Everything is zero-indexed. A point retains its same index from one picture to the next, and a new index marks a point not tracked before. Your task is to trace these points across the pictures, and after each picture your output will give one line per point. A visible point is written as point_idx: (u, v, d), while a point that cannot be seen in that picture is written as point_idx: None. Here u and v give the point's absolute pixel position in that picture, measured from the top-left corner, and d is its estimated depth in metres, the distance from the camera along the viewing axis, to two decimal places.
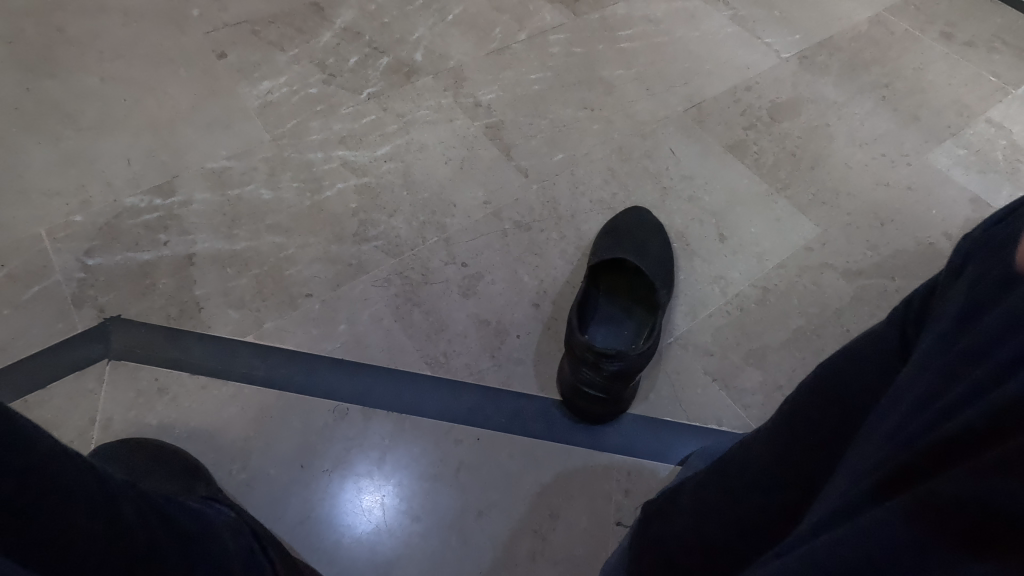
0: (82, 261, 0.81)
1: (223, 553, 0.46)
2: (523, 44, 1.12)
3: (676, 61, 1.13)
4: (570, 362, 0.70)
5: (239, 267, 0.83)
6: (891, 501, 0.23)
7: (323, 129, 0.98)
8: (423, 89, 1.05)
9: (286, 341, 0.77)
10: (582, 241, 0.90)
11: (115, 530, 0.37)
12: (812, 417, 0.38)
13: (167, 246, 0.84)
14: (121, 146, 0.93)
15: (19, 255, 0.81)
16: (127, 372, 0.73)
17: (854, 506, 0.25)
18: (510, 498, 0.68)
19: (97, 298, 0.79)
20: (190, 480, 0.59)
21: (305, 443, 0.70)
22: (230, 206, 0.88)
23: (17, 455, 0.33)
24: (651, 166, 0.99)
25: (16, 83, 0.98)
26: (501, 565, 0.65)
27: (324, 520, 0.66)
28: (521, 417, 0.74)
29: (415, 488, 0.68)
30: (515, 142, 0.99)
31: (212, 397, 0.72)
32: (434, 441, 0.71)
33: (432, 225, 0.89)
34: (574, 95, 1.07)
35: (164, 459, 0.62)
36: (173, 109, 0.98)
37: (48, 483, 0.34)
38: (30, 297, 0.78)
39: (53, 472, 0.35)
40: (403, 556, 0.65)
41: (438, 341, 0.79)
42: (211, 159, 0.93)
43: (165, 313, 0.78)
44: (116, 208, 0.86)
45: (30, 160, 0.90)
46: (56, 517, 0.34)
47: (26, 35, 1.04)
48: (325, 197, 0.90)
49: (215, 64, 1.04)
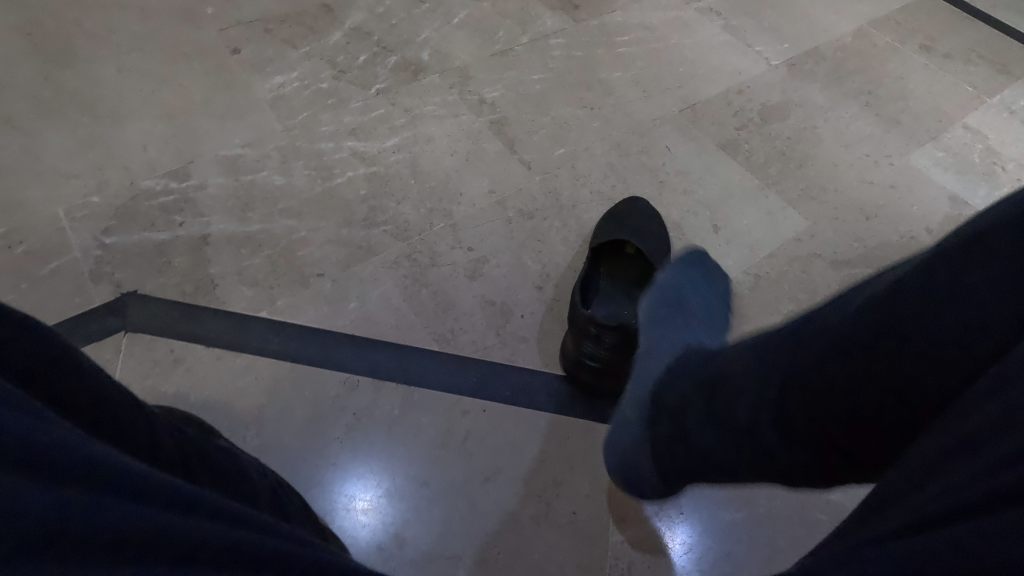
0: (100, 240, 0.84)
1: (250, 475, 0.50)
2: (526, 46, 1.16)
3: (671, 66, 1.19)
4: (574, 336, 0.73)
5: (253, 247, 0.86)
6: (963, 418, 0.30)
7: (334, 121, 1.01)
8: (430, 86, 1.08)
9: (299, 317, 0.80)
10: (583, 230, 0.94)
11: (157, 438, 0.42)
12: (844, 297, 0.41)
13: (182, 227, 0.86)
14: (137, 133, 0.94)
15: (37, 233, 0.83)
16: (143, 343, 0.76)
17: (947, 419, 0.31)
18: (515, 465, 0.72)
19: (114, 274, 0.81)
20: (209, 434, 0.63)
21: (317, 411, 0.73)
22: (244, 190, 0.91)
23: (74, 362, 0.39)
24: (648, 162, 1.04)
25: (28, 67, 0.98)
26: (507, 527, 0.68)
27: (336, 483, 0.69)
28: (524, 391, 0.78)
29: (424, 455, 0.72)
30: (518, 137, 1.03)
31: (227, 367, 0.75)
32: (442, 412, 0.75)
33: (439, 212, 0.93)
34: (575, 95, 1.11)
35: (182, 414, 0.65)
36: (187, 98, 0.99)
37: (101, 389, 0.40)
38: (49, 272, 0.80)
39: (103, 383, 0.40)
40: (412, 519, 0.68)
41: (445, 319, 0.82)
42: (225, 147, 0.95)
43: (181, 289, 0.81)
44: (132, 190, 0.89)
45: (47, 143, 0.91)
46: (111, 413, 0.39)
47: (37, 21, 1.04)
48: (336, 184, 0.93)
49: (229, 59, 1.06)
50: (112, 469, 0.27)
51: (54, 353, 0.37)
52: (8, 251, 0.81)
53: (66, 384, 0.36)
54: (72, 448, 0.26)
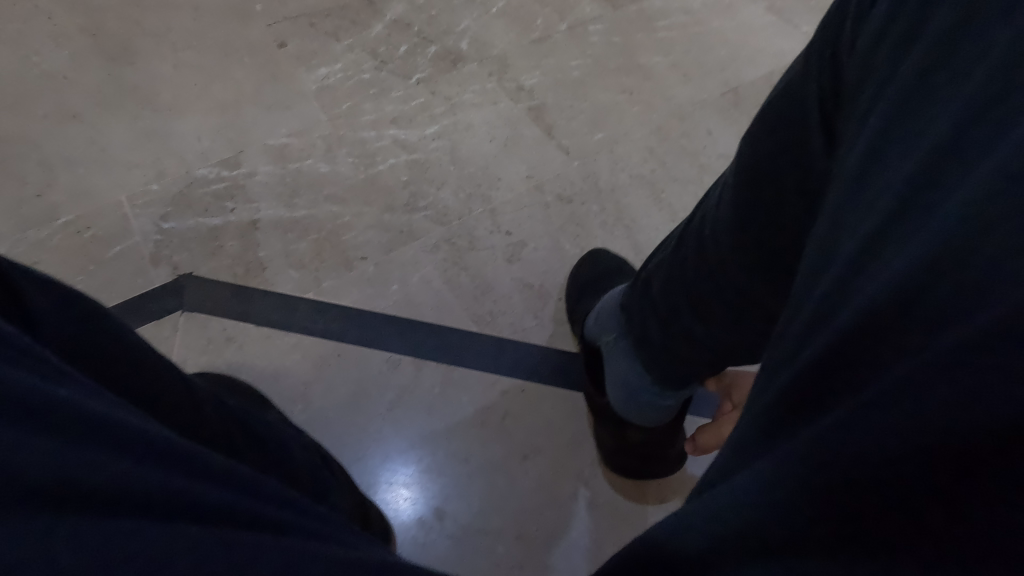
0: (159, 225, 0.88)
1: (289, 452, 0.52)
2: (565, 33, 1.15)
3: (713, 49, 1.16)
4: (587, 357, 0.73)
5: (300, 232, 0.89)
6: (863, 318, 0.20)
7: (376, 110, 1.02)
8: (468, 74, 1.08)
9: (344, 298, 0.84)
10: (621, 215, 0.96)
11: (201, 416, 0.44)
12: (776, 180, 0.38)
13: (234, 213, 0.90)
14: (192, 124, 0.98)
15: (102, 219, 0.89)
16: (199, 322, 0.81)
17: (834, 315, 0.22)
18: (552, 445, 0.75)
19: (172, 257, 0.86)
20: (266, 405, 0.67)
21: (361, 389, 0.77)
22: (291, 177, 0.94)
23: (125, 338, 0.40)
24: (689, 146, 1.03)
25: (86, 61, 1.02)
26: (545, 505, 0.71)
27: (379, 457, 0.73)
28: (560, 372, 0.80)
29: (463, 433, 0.75)
30: (556, 123, 1.03)
31: (277, 345, 0.80)
32: (481, 391, 0.78)
33: (478, 197, 0.94)
34: (614, 80, 1.10)
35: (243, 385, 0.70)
36: (236, 91, 1.02)
37: (150, 365, 0.42)
38: (113, 255, 0.86)
39: (152, 359, 0.42)
40: (452, 494, 0.71)
41: (483, 301, 0.84)
42: (273, 136, 0.98)
43: (233, 271, 0.85)
44: (188, 178, 0.93)
45: (111, 136, 0.96)
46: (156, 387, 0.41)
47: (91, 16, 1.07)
48: (378, 171, 0.96)
49: (276, 53, 1.07)
50: (141, 438, 0.26)
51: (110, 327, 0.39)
52: (77, 236, 0.87)
53: (113, 354, 0.38)
54: (97, 415, 0.25)
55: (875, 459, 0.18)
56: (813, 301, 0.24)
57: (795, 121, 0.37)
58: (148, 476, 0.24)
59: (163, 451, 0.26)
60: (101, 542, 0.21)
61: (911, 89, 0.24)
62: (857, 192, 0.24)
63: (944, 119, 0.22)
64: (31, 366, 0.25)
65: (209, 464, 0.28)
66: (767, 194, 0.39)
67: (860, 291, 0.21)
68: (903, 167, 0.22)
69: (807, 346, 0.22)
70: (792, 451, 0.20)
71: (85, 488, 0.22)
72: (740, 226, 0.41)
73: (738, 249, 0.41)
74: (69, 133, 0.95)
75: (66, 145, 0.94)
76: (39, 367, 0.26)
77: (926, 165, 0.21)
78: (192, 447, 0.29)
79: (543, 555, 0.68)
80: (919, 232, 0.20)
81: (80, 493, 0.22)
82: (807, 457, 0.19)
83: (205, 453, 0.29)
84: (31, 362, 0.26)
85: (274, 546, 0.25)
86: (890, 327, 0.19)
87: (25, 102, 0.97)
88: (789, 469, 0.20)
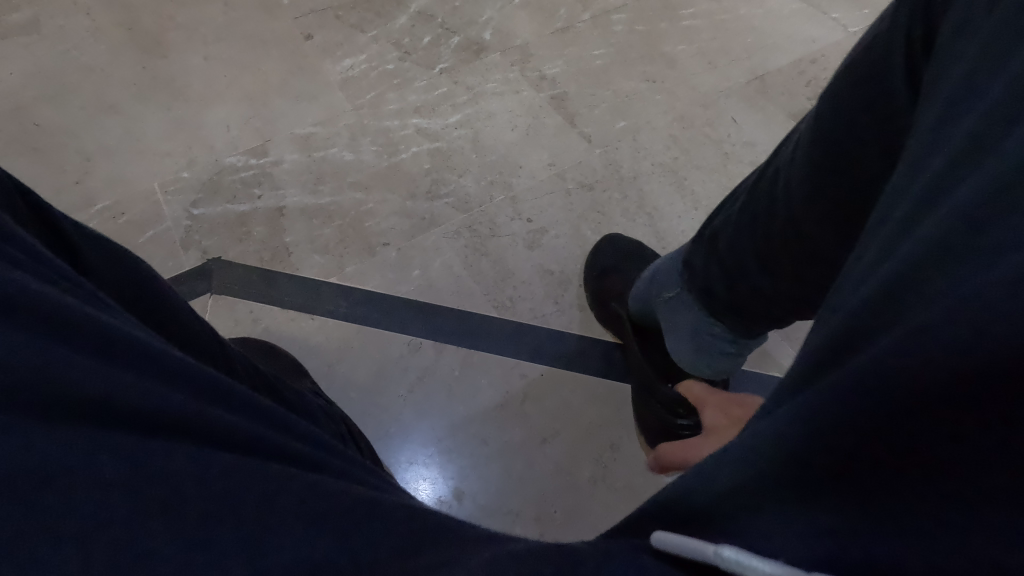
0: (189, 211, 0.91)
1: (319, 419, 0.52)
2: (588, 23, 1.14)
3: (739, 36, 1.14)
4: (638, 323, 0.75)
5: (324, 218, 0.90)
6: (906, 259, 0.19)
7: (399, 100, 1.03)
8: (491, 64, 1.08)
9: (367, 283, 0.85)
10: (643, 202, 0.95)
11: (237, 373, 0.45)
12: (849, 136, 0.38)
13: (261, 200, 0.92)
14: (221, 114, 1.00)
15: (136, 206, 0.92)
16: (227, 305, 0.83)
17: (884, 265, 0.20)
18: (571, 429, 0.75)
19: (201, 242, 0.89)
20: (294, 377, 0.70)
21: (382, 369, 0.78)
22: (316, 166, 0.96)
23: (162, 298, 0.42)
24: (713, 134, 1.02)
25: (119, 53, 1.04)
26: (564, 488, 0.72)
27: (399, 437, 0.74)
28: (580, 358, 0.80)
29: (482, 415, 0.76)
30: (578, 111, 1.03)
31: (303, 326, 0.82)
32: (501, 375, 0.78)
33: (499, 184, 0.94)
34: (637, 69, 1.09)
35: (273, 360, 0.72)
36: (264, 82, 1.04)
37: (187, 323, 0.43)
38: (146, 240, 0.89)
39: (188, 318, 0.43)
40: (471, 474, 0.72)
41: (504, 287, 0.85)
42: (299, 126, 1.00)
43: (260, 256, 0.87)
44: (217, 166, 0.95)
45: (145, 126, 0.98)
46: (193, 339, 0.42)
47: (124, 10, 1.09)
48: (401, 159, 0.97)
49: (303, 45, 1.08)
50: (163, 359, 0.29)
51: (147, 287, 0.41)
52: (112, 222, 0.90)
53: (150, 308, 0.39)
54: (129, 338, 0.28)
55: (892, 378, 0.17)
56: (872, 240, 0.23)
57: (874, 75, 0.36)
58: (148, 393, 0.26)
59: (168, 373, 0.29)
60: (89, 450, 0.23)
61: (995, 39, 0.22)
62: (924, 150, 0.23)
63: (1017, 54, 0.21)
64: (62, 288, 0.28)
65: (213, 391, 0.30)
66: (845, 145, 0.38)
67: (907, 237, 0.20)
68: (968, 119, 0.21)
69: (860, 286, 0.21)
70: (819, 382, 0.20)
71: (89, 398, 0.24)
72: (814, 182, 0.41)
73: (807, 206, 0.42)
74: (104, 124, 0.98)
75: (102, 135, 0.97)
76: (82, 294, 0.30)
77: (996, 105, 0.20)
78: (202, 371, 0.31)
79: (560, 537, 0.69)
80: (973, 169, 0.19)
81: (91, 402, 0.24)
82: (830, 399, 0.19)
83: (223, 385, 0.32)
84: (56, 282, 0.28)
85: (254, 475, 0.27)
86: (922, 247, 0.19)
87: (63, 93, 1.00)
88: (811, 403, 0.19)
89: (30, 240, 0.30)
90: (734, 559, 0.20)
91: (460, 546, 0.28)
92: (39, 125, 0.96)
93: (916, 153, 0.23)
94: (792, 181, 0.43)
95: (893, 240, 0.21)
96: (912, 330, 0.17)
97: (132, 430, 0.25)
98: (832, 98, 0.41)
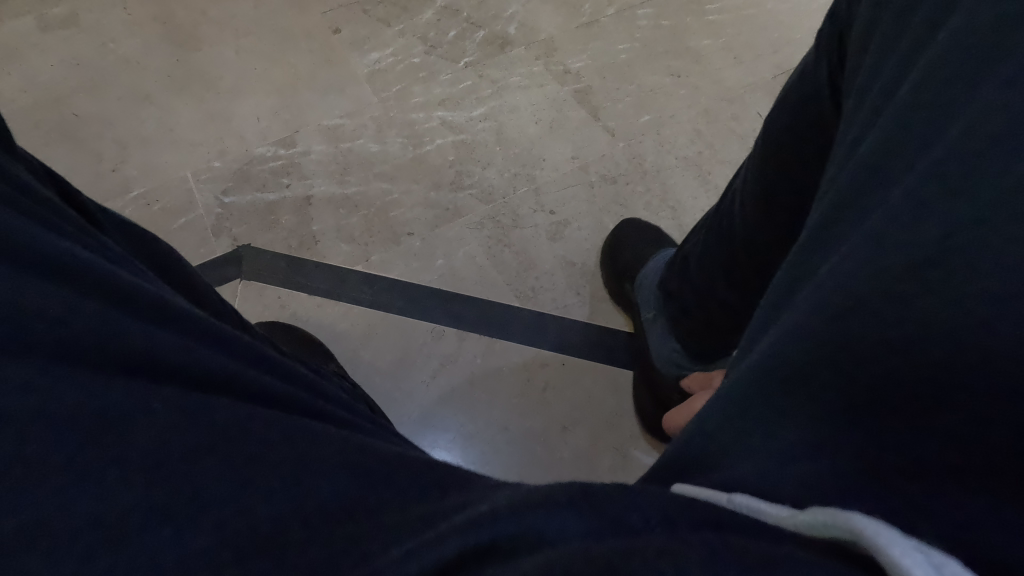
0: (220, 199, 0.94)
1: (343, 393, 0.54)
2: (612, 18, 1.13)
3: (766, 31, 1.13)
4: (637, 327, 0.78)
5: (350, 207, 0.92)
6: (834, 229, 0.24)
7: (425, 93, 1.04)
8: (516, 58, 1.08)
9: (391, 271, 0.87)
10: (665, 196, 0.96)
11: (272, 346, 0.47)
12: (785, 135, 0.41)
13: (289, 188, 0.94)
14: (250, 105, 1.02)
15: (169, 193, 0.95)
16: (255, 290, 0.86)
17: (812, 234, 0.26)
18: (592, 418, 0.76)
19: (232, 229, 0.91)
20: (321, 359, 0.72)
21: (405, 354, 0.80)
22: (343, 156, 0.97)
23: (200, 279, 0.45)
24: (738, 128, 1.02)
25: (151, 46, 1.06)
26: (585, 475, 0.73)
27: (422, 421, 0.76)
28: (601, 347, 0.81)
29: (504, 402, 0.77)
30: (602, 105, 1.04)
31: (328, 312, 0.84)
32: (522, 362, 0.79)
33: (522, 176, 0.95)
34: (661, 63, 1.09)
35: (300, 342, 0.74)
36: (293, 75, 1.05)
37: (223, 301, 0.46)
38: (179, 226, 0.92)
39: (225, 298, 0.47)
40: (492, 459, 0.74)
41: (527, 277, 0.86)
42: (327, 117, 1.01)
43: (287, 244, 0.89)
44: (247, 155, 0.98)
45: (177, 116, 1.01)
46: (233, 314, 0.45)
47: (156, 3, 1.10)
48: (426, 151, 0.98)
49: (331, 39, 1.08)
50: (197, 323, 0.34)
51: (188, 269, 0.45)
52: (146, 208, 0.93)
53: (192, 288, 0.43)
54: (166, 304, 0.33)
55: (856, 284, 0.21)
56: (819, 196, 0.28)
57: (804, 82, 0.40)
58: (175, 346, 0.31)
59: (212, 340, 0.34)
60: (123, 392, 0.27)
61: (889, 48, 0.28)
62: (843, 143, 0.28)
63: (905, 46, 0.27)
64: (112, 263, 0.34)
65: (240, 348, 0.35)
66: (784, 161, 0.41)
67: (831, 208, 0.25)
68: (870, 117, 0.27)
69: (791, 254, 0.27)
70: (785, 316, 0.23)
71: (155, 364, 0.30)
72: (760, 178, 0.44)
73: (755, 204, 0.44)
74: (139, 114, 1.01)
75: (138, 125, 1.00)
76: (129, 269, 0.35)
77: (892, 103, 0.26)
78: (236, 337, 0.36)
79: None
80: (873, 154, 0.24)
81: (131, 352, 0.29)
82: (810, 313, 0.21)
83: (250, 345, 0.36)
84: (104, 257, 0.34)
85: (291, 422, 0.31)
86: (873, 182, 0.24)
87: (102, 84, 1.02)
88: (783, 335, 0.22)
89: (86, 229, 0.36)
90: (743, 503, 0.19)
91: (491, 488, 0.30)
92: (78, 115, 1.00)
93: (838, 145, 0.29)
94: (745, 193, 0.46)
95: (817, 215, 0.26)
96: (867, 239, 0.22)
97: (192, 388, 0.30)
98: (774, 117, 0.43)
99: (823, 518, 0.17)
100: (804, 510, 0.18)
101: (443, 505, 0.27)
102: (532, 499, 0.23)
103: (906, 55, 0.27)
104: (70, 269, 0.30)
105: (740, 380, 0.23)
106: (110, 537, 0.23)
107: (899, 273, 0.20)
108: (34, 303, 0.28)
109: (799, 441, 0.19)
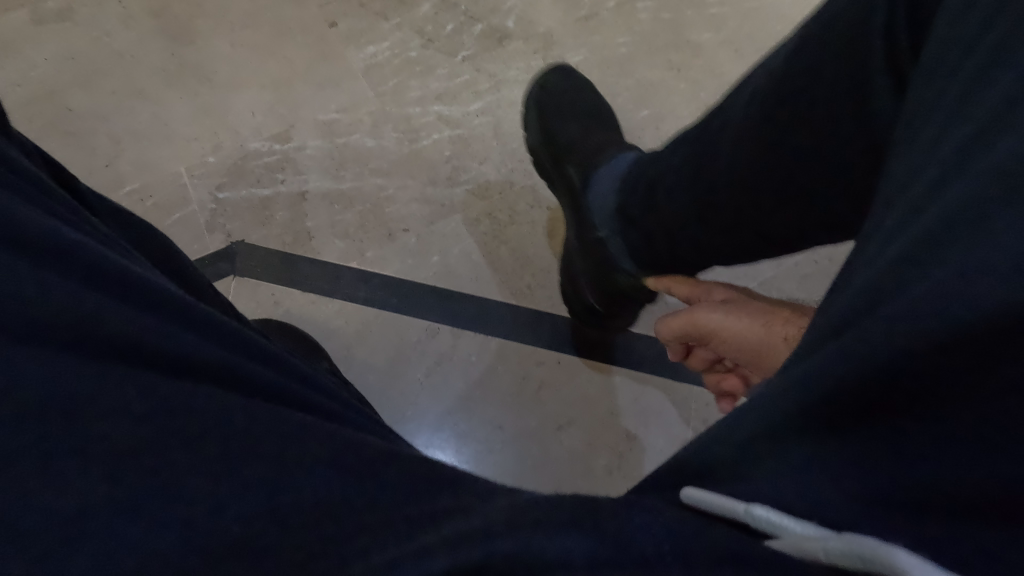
0: (214, 195, 0.93)
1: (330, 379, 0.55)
2: (613, 11, 1.10)
3: (767, 24, 1.12)
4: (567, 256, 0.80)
5: (345, 203, 0.91)
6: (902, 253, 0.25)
7: (422, 87, 1.03)
8: (514, 51, 1.07)
9: (386, 268, 0.86)
10: None
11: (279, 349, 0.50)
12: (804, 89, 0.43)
13: (284, 184, 0.93)
14: (246, 99, 1.01)
15: (164, 189, 0.94)
16: (249, 287, 0.85)
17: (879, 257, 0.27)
18: (588, 418, 0.76)
19: (226, 225, 0.91)
20: (314, 357, 0.71)
21: (399, 353, 0.79)
22: (338, 151, 0.96)
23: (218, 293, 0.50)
24: None
25: (143, 37, 1.04)
26: (580, 474, 0.73)
27: (417, 420, 0.75)
28: (598, 346, 0.80)
29: (500, 401, 0.76)
30: (601, 99, 1.04)
31: (322, 309, 0.83)
32: (518, 361, 0.79)
33: (520, 172, 0.94)
34: (661, 57, 1.08)
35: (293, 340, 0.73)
36: (289, 68, 1.03)
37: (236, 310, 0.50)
38: (174, 222, 0.91)
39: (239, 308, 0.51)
40: (487, 459, 0.74)
41: (523, 274, 0.85)
42: (322, 111, 1.00)
43: (282, 240, 0.89)
44: (242, 151, 0.97)
45: (171, 111, 1.00)
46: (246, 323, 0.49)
47: None
48: (422, 146, 0.97)
49: (327, 33, 1.06)
50: (228, 333, 0.38)
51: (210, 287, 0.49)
52: (140, 204, 0.93)
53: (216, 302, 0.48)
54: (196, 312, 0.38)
55: (951, 317, 0.22)
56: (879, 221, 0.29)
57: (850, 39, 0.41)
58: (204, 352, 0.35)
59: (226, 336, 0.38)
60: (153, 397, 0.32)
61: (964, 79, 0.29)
62: (904, 170, 0.30)
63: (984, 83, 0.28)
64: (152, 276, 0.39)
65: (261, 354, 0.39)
66: (788, 94, 0.45)
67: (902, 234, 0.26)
68: (938, 151, 0.28)
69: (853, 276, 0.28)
70: (856, 333, 0.24)
71: (173, 359, 0.34)
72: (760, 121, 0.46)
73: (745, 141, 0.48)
74: (133, 108, 1.00)
75: (133, 119, 0.99)
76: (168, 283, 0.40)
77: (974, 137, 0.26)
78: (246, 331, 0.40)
79: None
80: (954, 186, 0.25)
81: (159, 359, 0.33)
82: (888, 336, 0.23)
83: (271, 352, 0.40)
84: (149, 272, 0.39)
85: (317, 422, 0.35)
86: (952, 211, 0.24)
87: (94, 78, 1.01)
88: (864, 359, 0.23)
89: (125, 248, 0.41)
90: (766, 519, 0.24)
91: (491, 495, 0.32)
92: (72, 109, 0.99)
93: (896, 172, 0.30)
94: (739, 130, 0.48)
95: (883, 237, 0.28)
96: (946, 272, 0.23)
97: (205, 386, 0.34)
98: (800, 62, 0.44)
99: (856, 549, 0.21)
100: (839, 535, 0.21)
101: (443, 514, 0.29)
102: (530, 524, 0.25)
103: (979, 87, 0.28)
104: (121, 282, 0.35)
105: (796, 377, 0.25)
106: (149, 518, 0.29)
107: (993, 312, 0.21)
108: (68, 308, 0.32)
109: (855, 464, 0.23)
